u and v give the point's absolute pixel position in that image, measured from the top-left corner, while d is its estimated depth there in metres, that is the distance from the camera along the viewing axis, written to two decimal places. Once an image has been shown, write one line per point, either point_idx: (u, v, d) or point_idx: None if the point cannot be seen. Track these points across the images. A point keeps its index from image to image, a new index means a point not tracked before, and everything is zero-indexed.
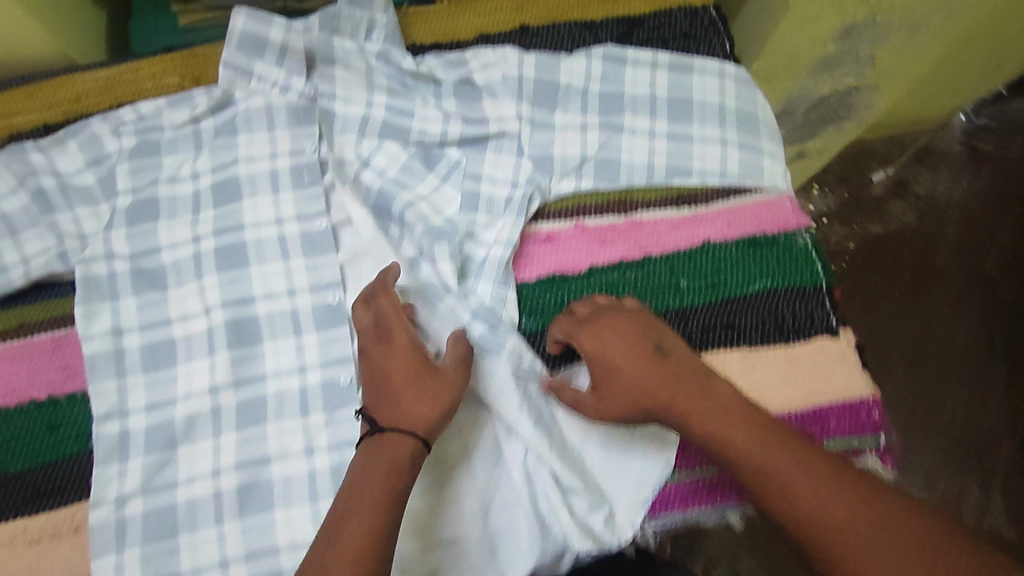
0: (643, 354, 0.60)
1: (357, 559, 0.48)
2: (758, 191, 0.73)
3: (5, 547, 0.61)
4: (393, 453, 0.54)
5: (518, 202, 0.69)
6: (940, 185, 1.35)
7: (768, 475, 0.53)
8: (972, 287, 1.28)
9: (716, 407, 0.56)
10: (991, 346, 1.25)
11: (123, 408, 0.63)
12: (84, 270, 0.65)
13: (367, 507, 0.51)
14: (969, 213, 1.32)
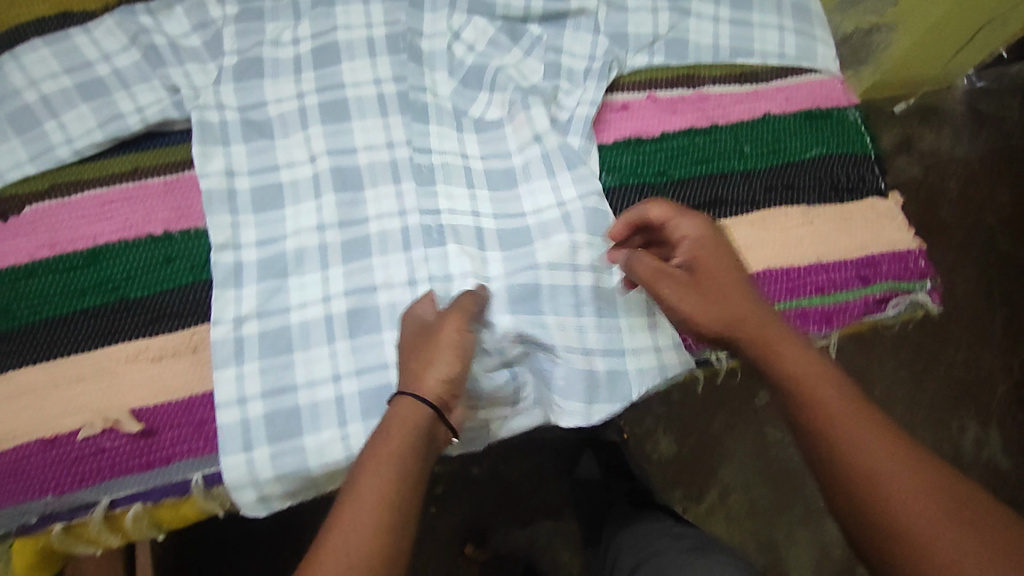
0: (724, 253, 0.62)
1: (372, 534, 0.49)
2: (813, 72, 0.80)
3: (130, 362, 0.65)
4: (410, 423, 0.54)
5: (599, 70, 0.75)
6: (944, 143, 1.45)
7: (846, 444, 0.52)
8: (969, 240, 1.41)
9: (782, 341, 0.58)
10: (984, 294, 1.38)
11: (236, 243, 0.68)
12: (200, 116, 0.70)
13: (386, 468, 0.52)
14: (970, 167, 1.44)
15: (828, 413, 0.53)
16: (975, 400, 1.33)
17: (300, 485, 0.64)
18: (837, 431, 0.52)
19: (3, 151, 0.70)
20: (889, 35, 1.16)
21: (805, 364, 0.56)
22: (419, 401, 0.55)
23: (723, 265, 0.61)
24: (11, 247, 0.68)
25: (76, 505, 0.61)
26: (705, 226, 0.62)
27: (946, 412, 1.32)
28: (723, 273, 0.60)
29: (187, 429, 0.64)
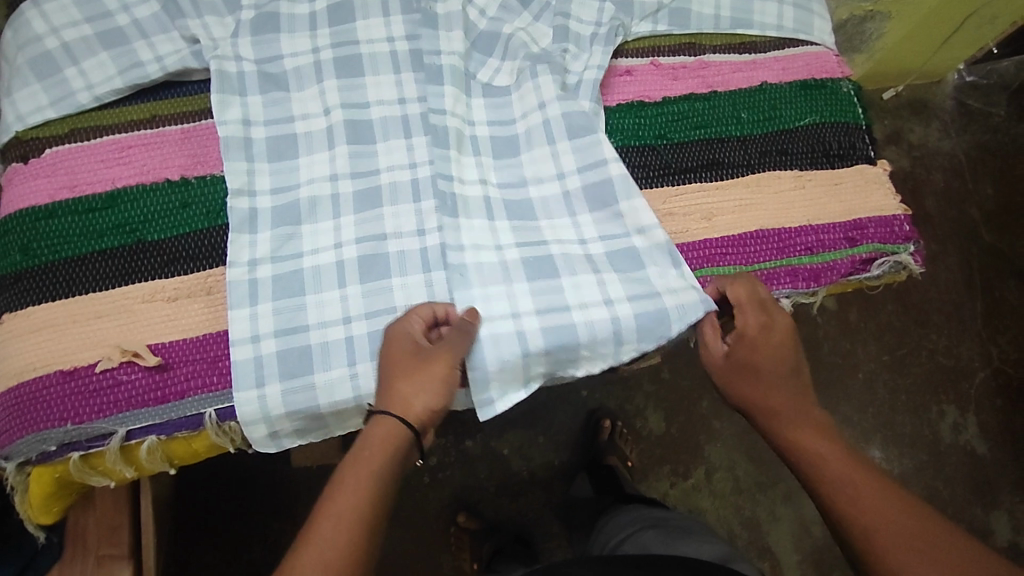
0: (773, 341, 0.64)
1: (352, 521, 0.54)
2: (810, 45, 0.83)
3: (146, 301, 0.67)
4: (387, 430, 0.59)
5: (605, 34, 0.78)
6: (932, 137, 1.49)
7: (841, 489, 0.59)
8: (954, 232, 1.44)
9: (787, 402, 0.64)
10: (967, 285, 1.42)
11: (251, 189, 0.71)
12: (218, 65, 0.73)
13: (361, 487, 0.56)
14: (955, 161, 1.48)
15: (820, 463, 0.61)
16: (955, 386, 1.37)
17: (310, 422, 0.66)
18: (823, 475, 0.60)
19: (26, 95, 0.72)
20: (881, 24, 1.20)
21: (806, 420, 0.63)
22: (398, 423, 0.59)
23: (772, 326, 0.65)
24: (32, 187, 0.70)
25: (95, 435, 0.64)
26: (777, 334, 0.65)
27: (927, 398, 1.36)
28: (778, 335, 0.65)
29: (202, 365, 0.66)
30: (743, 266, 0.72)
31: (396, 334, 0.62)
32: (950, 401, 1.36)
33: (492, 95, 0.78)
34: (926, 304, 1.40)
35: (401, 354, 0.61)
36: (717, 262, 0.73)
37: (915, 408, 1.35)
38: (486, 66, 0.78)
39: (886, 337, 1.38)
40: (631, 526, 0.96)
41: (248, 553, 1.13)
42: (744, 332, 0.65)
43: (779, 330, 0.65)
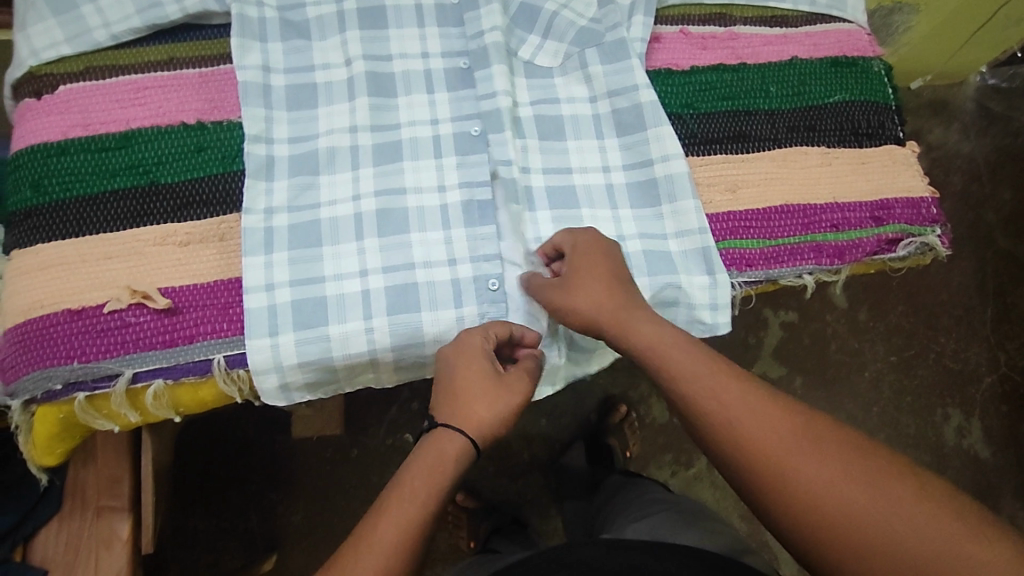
0: (616, 289, 0.60)
1: (395, 541, 0.50)
2: (842, 22, 0.82)
3: (158, 244, 0.66)
4: (436, 452, 0.55)
5: (645, 2, 0.76)
6: (951, 138, 1.47)
7: (775, 471, 0.49)
8: (968, 235, 1.43)
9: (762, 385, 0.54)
10: (978, 289, 1.40)
11: (269, 137, 0.69)
12: (239, 9, 0.71)
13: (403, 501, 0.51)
14: (974, 164, 1.46)
15: (787, 469, 0.49)
16: (960, 390, 1.36)
17: (321, 374, 0.65)
18: (794, 484, 0.48)
19: (41, 30, 0.70)
20: (909, 15, 1.18)
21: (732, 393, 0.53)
22: (467, 447, 0.56)
23: (643, 317, 0.58)
24: (44, 124, 0.69)
25: (100, 375, 0.62)
26: (637, 318, 0.58)
27: (932, 400, 1.35)
28: (655, 329, 0.57)
29: (212, 311, 0.64)
30: (767, 241, 0.71)
31: (469, 351, 0.60)
32: (955, 404, 1.35)
33: (530, 70, 0.75)
34: (935, 306, 1.38)
35: (475, 374, 0.58)
36: (740, 235, 0.71)
37: (918, 410, 1.34)
38: (527, 43, 0.75)
39: (894, 337, 1.37)
40: (634, 510, 0.94)
41: (245, 518, 1.12)
42: (609, 318, 0.58)
43: (626, 315, 0.58)
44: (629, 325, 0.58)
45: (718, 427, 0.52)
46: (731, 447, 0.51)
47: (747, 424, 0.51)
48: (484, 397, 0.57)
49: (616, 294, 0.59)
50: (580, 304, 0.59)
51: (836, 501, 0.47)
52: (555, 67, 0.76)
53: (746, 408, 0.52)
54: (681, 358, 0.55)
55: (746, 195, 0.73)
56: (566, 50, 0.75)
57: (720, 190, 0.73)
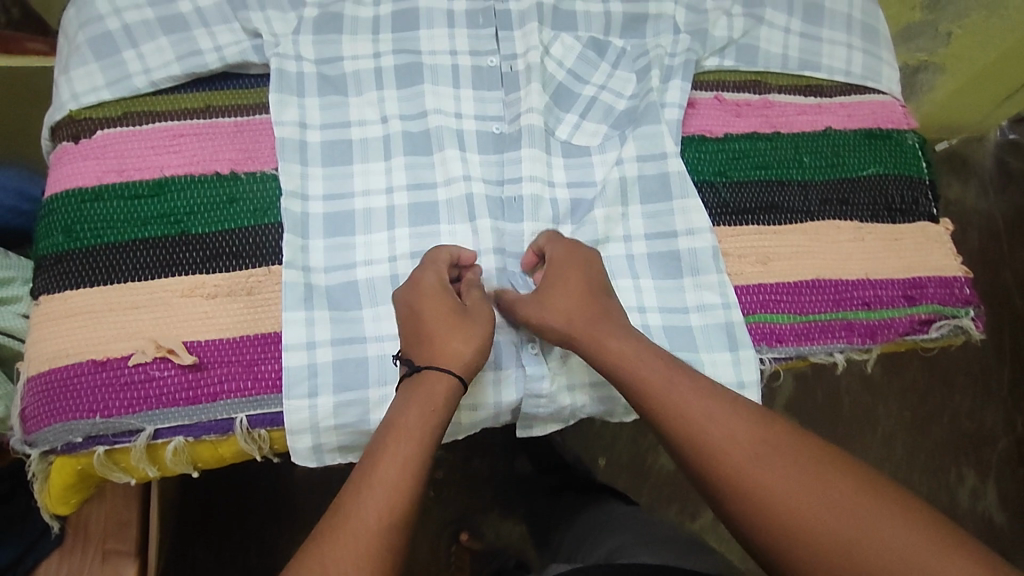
0: (569, 297, 0.61)
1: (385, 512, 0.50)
2: (877, 93, 0.82)
3: (186, 296, 0.66)
4: (422, 422, 0.54)
5: (682, 68, 0.76)
6: (969, 194, 1.47)
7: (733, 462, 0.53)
8: (984, 293, 1.42)
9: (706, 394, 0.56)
10: (995, 349, 1.39)
11: (304, 193, 0.69)
12: (279, 64, 0.72)
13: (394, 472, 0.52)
14: (993, 223, 1.45)
15: (768, 481, 0.51)
16: (975, 450, 1.34)
17: (355, 439, 0.64)
18: (775, 494, 0.51)
19: (82, 74, 0.71)
20: (934, 76, 1.19)
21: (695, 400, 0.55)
22: (452, 382, 0.57)
23: (618, 333, 0.60)
24: (79, 169, 0.69)
25: (122, 430, 0.61)
26: (655, 366, 0.58)
27: (946, 459, 1.32)
28: (673, 378, 0.57)
29: (236, 368, 0.63)
30: (798, 316, 0.70)
31: (428, 290, 0.61)
32: (970, 465, 1.33)
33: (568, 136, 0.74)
34: (950, 363, 1.37)
35: (433, 307, 0.60)
36: (770, 308, 0.70)
37: (931, 469, 1.32)
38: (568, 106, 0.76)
39: (908, 394, 1.35)
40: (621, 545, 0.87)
41: (245, 553, 1.10)
42: (627, 369, 0.58)
43: (597, 328, 0.60)
44: (609, 341, 0.59)
45: (710, 442, 0.53)
46: (719, 461, 0.53)
47: (740, 445, 0.53)
48: (450, 330, 0.59)
49: (586, 304, 0.61)
50: (558, 320, 0.61)
51: (818, 511, 0.49)
52: (593, 145, 0.74)
53: (738, 435, 0.54)
54: (676, 386, 0.57)
55: (778, 269, 0.72)
56: (605, 131, 0.75)
57: (750, 262, 0.72)
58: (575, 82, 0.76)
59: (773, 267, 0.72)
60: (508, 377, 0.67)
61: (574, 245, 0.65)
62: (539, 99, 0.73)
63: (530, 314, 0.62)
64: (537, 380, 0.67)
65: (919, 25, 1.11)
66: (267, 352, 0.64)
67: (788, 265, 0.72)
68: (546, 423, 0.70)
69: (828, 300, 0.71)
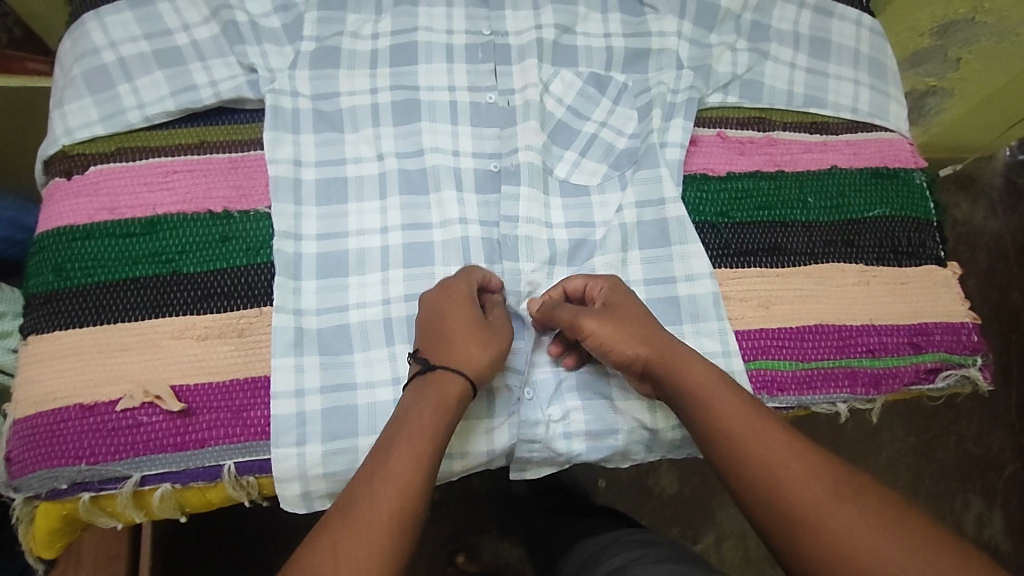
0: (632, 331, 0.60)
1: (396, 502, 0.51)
2: (884, 130, 0.80)
3: (176, 337, 0.65)
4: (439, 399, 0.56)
5: (684, 106, 0.75)
6: (977, 214, 1.44)
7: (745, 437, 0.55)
8: (992, 316, 1.38)
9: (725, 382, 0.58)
10: (1003, 373, 1.35)
11: (297, 233, 0.68)
12: (274, 100, 0.71)
13: (410, 474, 0.52)
14: (1000, 242, 1.42)
15: (806, 504, 0.50)
16: (981, 475, 1.31)
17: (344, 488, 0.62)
18: (814, 516, 0.50)
19: (76, 109, 0.71)
20: (942, 99, 1.16)
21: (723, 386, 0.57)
22: (465, 385, 0.57)
23: (688, 356, 0.59)
24: (71, 206, 0.68)
25: (108, 477, 0.60)
26: (711, 384, 0.58)
27: (952, 484, 1.30)
28: (722, 392, 0.57)
29: (225, 414, 0.62)
30: (800, 363, 0.68)
31: (456, 296, 0.61)
32: (976, 490, 1.30)
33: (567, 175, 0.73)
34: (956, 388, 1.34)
35: (461, 317, 0.60)
36: (772, 354, 0.68)
37: (937, 494, 1.29)
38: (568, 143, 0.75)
39: (913, 420, 1.33)
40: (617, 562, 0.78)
41: None
42: (681, 371, 0.58)
43: (671, 354, 0.59)
44: (679, 364, 0.58)
45: (754, 462, 0.53)
46: (760, 480, 0.52)
47: (784, 467, 0.52)
48: (466, 336, 0.59)
49: (661, 338, 0.60)
50: (636, 350, 0.59)
51: (858, 538, 0.48)
52: (592, 185, 0.73)
53: (781, 455, 0.53)
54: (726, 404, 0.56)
55: (780, 314, 0.70)
56: (605, 170, 0.74)
57: (753, 307, 0.70)
58: (576, 119, 0.75)
59: (776, 312, 0.70)
60: (502, 420, 0.64)
61: (619, 283, 0.65)
62: (537, 138, 0.72)
63: (603, 343, 0.60)
64: (532, 426, 0.65)
65: (928, 50, 1.03)
66: (257, 397, 0.63)
67: (792, 310, 0.70)
68: (540, 467, 0.67)
69: (832, 346, 0.69)
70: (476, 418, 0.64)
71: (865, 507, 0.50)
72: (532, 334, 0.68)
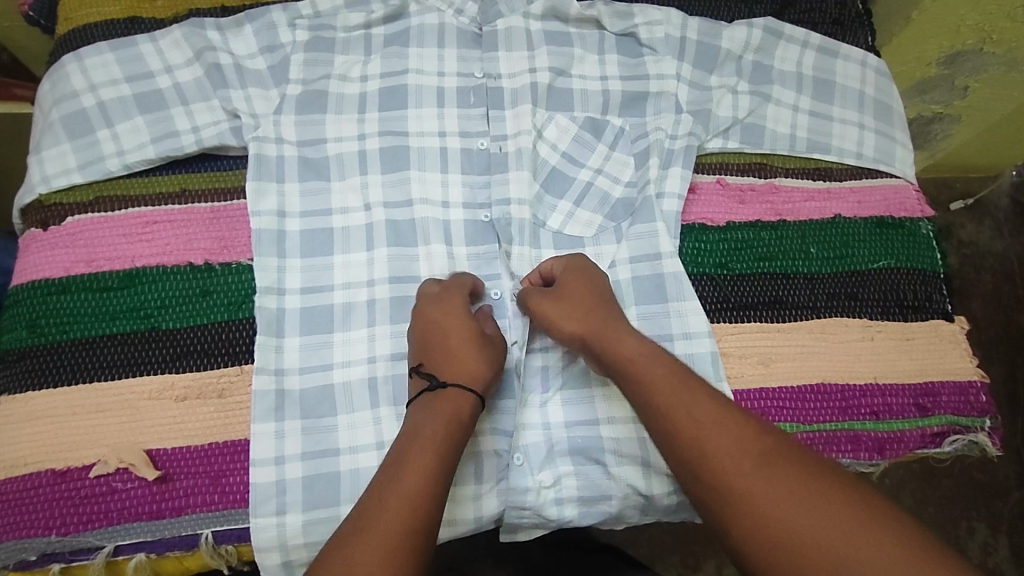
0: (571, 302, 0.61)
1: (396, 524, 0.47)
2: (890, 177, 0.77)
3: (152, 398, 0.62)
4: (438, 429, 0.54)
5: (682, 154, 0.73)
6: (984, 235, 1.22)
7: (684, 429, 0.50)
8: None
9: (670, 369, 0.54)
10: None
11: (281, 287, 0.66)
12: (258, 148, 0.68)
13: (417, 470, 0.50)
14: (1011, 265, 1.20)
15: (776, 519, 0.44)
16: (985, 502, 1.06)
17: None
18: (801, 544, 0.42)
19: (54, 155, 0.68)
20: (948, 125, 1.07)
21: (666, 373, 0.54)
22: (473, 395, 0.57)
23: (627, 333, 0.58)
24: (47, 258, 0.66)
25: (79, 547, 0.59)
26: (681, 394, 0.52)
27: None
28: (687, 400, 0.51)
29: (203, 480, 0.60)
30: (801, 426, 0.66)
31: (448, 304, 0.62)
32: (981, 517, 1.06)
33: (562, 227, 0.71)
34: None
35: (455, 322, 0.61)
36: (772, 416, 0.66)
37: (939, 523, 1.05)
38: (565, 192, 0.73)
39: None
40: None
41: None
42: (624, 359, 0.56)
43: (609, 330, 0.58)
44: (615, 343, 0.57)
45: (718, 476, 0.47)
46: (703, 469, 0.48)
47: (761, 488, 0.45)
48: (465, 348, 0.60)
49: (599, 314, 0.60)
50: (572, 327, 0.60)
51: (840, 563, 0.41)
52: (587, 236, 0.71)
53: (758, 474, 0.46)
54: (697, 417, 0.50)
55: (782, 372, 0.67)
56: (600, 221, 0.71)
57: (753, 366, 0.67)
58: (571, 166, 0.73)
59: (777, 370, 0.68)
60: (489, 487, 0.62)
61: (583, 262, 0.65)
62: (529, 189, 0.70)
63: (547, 318, 0.61)
64: (521, 493, 0.63)
65: (935, 79, 0.95)
66: (236, 463, 0.61)
67: (793, 369, 0.68)
68: (532, 530, 0.65)
69: (835, 407, 0.67)
70: (462, 485, 0.62)
71: (851, 525, 0.42)
72: (521, 393, 0.66)
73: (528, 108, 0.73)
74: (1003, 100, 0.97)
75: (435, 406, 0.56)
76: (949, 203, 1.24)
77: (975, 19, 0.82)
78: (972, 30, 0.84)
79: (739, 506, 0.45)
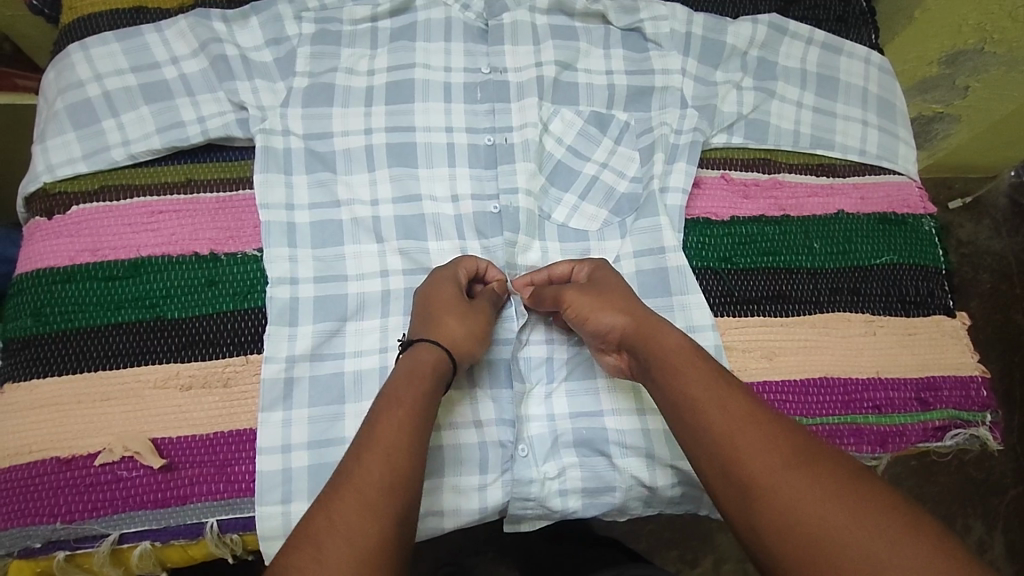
0: (609, 296, 0.60)
1: (376, 487, 0.47)
2: (892, 173, 0.78)
3: (158, 387, 0.62)
4: (417, 391, 0.53)
5: (686, 149, 0.73)
6: (981, 235, 1.23)
7: (715, 426, 0.50)
8: None
9: (707, 366, 0.54)
10: None
11: (293, 277, 0.66)
12: (265, 140, 0.69)
13: (398, 433, 0.50)
14: (1006, 265, 1.21)
15: (804, 518, 0.43)
16: (981, 500, 1.07)
17: None
18: (830, 544, 0.42)
19: (60, 144, 0.68)
20: (948, 125, 1.08)
21: (703, 370, 0.53)
22: (440, 355, 0.57)
23: (667, 327, 0.58)
24: (52, 247, 0.66)
25: (85, 535, 0.59)
26: (716, 391, 0.52)
27: None
28: (719, 398, 0.51)
29: (208, 469, 0.60)
30: (805, 419, 0.66)
31: (442, 277, 0.63)
32: (977, 515, 1.06)
33: (568, 221, 0.72)
34: None
35: (446, 291, 0.61)
36: (776, 409, 0.66)
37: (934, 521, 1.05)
38: (572, 187, 0.73)
39: None
40: None
41: None
42: (665, 353, 0.55)
43: (651, 324, 0.58)
44: (654, 338, 0.57)
45: (746, 473, 0.47)
46: (732, 468, 0.48)
47: (789, 488, 0.45)
48: (446, 312, 0.60)
49: (639, 310, 0.59)
50: (613, 323, 0.59)
51: (867, 564, 0.40)
52: (591, 230, 0.71)
53: (787, 473, 0.46)
54: (729, 417, 0.50)
55: (785, 365, 0.68)
56: (605, 216, 0.72)
57: (757, 359, 0.68)
58: (576, 161, 0.73)
59: (780, 363, 0.68)
60: (493, 477, 0.63)
61: (602, 266, 0.65)
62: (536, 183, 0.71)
63: (582, 314, 0.60)
64: (526, 484, 0.63)
65: (936, 79, 0.95)
66: (241, 452, 0.61)
67: (797, 363, 0.68)
68: (535, 521, 0.65)
69: (837, 401, 0.67)
70: (467, 476, 0.62)
71: (883, 528, 0.42)
72: (525, 384, 0.66)
73: (535, 103, 0.73)
74: (1003, 99, 0.98)
75: (407, 361, 0.56)
76: (947, 202, 1.25)
77: (977, 18, 0.83)
78: (973, 30, 0.85)
79: (768, 506, 0.45)
